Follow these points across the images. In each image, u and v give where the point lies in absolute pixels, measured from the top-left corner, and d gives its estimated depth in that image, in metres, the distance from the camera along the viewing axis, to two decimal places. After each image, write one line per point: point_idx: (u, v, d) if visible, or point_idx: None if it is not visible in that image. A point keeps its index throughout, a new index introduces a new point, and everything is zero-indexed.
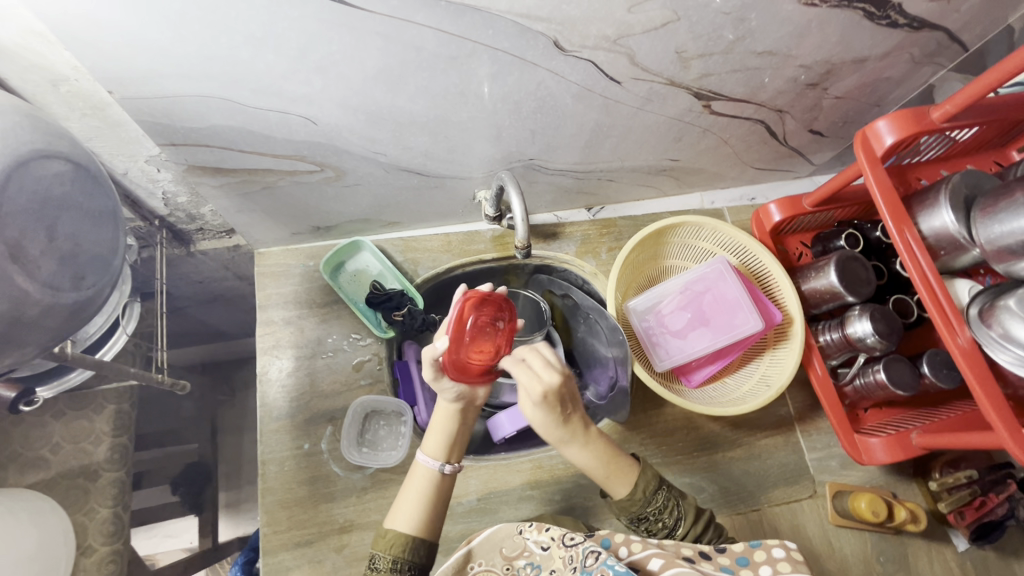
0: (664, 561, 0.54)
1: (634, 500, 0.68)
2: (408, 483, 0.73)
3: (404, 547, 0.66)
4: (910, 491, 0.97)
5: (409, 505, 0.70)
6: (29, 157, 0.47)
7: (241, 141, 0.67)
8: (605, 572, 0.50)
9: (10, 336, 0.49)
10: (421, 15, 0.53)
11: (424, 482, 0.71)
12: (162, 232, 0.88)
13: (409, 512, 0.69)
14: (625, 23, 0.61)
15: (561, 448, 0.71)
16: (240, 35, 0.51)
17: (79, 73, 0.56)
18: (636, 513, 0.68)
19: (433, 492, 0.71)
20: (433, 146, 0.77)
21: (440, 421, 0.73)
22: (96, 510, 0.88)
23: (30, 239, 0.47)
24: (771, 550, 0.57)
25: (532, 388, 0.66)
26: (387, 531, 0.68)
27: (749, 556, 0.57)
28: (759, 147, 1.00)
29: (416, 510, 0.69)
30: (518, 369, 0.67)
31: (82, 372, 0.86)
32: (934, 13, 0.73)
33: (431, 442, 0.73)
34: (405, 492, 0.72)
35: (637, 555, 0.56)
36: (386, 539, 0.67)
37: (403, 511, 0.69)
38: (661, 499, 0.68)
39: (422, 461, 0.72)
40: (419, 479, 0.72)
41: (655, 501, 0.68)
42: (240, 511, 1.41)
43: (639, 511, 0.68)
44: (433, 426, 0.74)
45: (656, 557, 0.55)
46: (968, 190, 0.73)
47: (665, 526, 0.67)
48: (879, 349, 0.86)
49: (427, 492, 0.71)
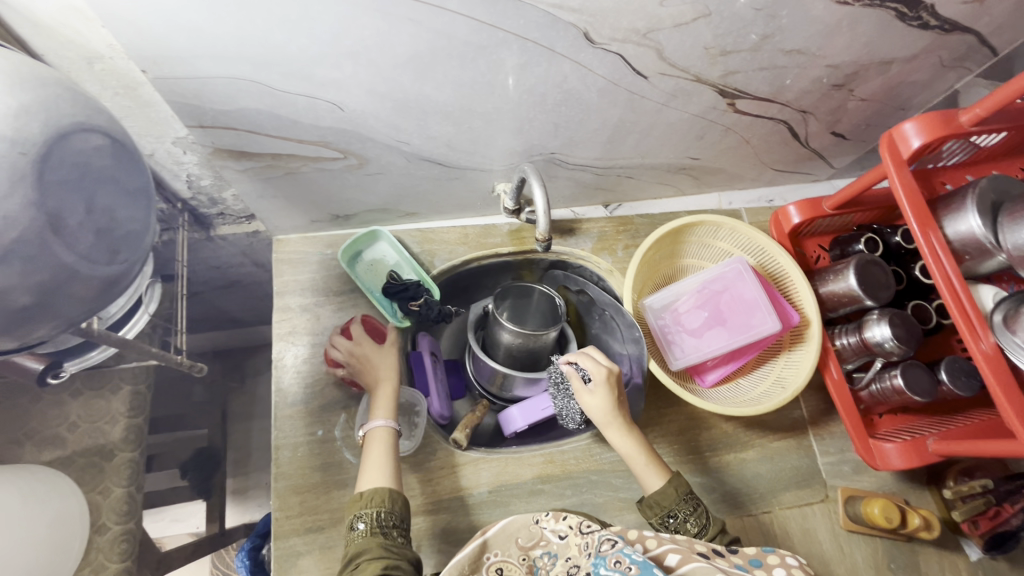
0: (682, 555, 0.54)
1: (666, 495, 0.73)
2: (367, 452, 0.76)
3: (387, 496, 0.70)
4: (923, 498, 0.96)
5: (379, 463, 0.74)
6: (69, 130, 0.47)
7: (269, 126, 0.67)
8: (621, 559, 0.51)
9: (42, 306, 0.49)
10: (454, 2, 0.53)
11: (383, 438, 0.78)
12: (184, 215, 0.88)
13: (381, 469, 0.74)
14: (656, 16, 0.61)
15: (607, 434, 0.79)
16: (276, 17, 0.52)
17: (115, 52, 0.56)
18: (668, 508, 0.72)
19: (391, 444, 0.78)
20: (456, 136, 0.77)
21: (383, 394, 0.83)
22: (110, 489, 0.89)
23: (67, 213, 0.48)
24: (783, 557, 0.59)
25: (599, 370, 0.81)
26: (364, 492, 0.71)
27: (762, 559, 0.59)
28: (780, 149, 1.00)
29: (385, 463, 0.74)
30: (585, 358, 0.82)
31: (103, 350, 0.84)
32: (965, 16, 0.73)
33: (379, 411, 0.81)
34: (369, 457, 0.76)
35: (654, 550, 0.57)
36: (366, 497, 0.70)
37: (374, 469, 0.74)
38: (689, 503, 0.73)
39: (376, 424, 0.79)
40: (379, 438, 0.77)
41: (684, 504, 0.72)
42: (248, 498, 1.41)
43: (669, 507, 0.72)
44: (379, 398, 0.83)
45: (674, 552, 0.55)
46: (994, 195, 0.72)
47: (690, 530, 0.71)
48: (897, 354, 0.86)
49: (388, 446, 0.77)
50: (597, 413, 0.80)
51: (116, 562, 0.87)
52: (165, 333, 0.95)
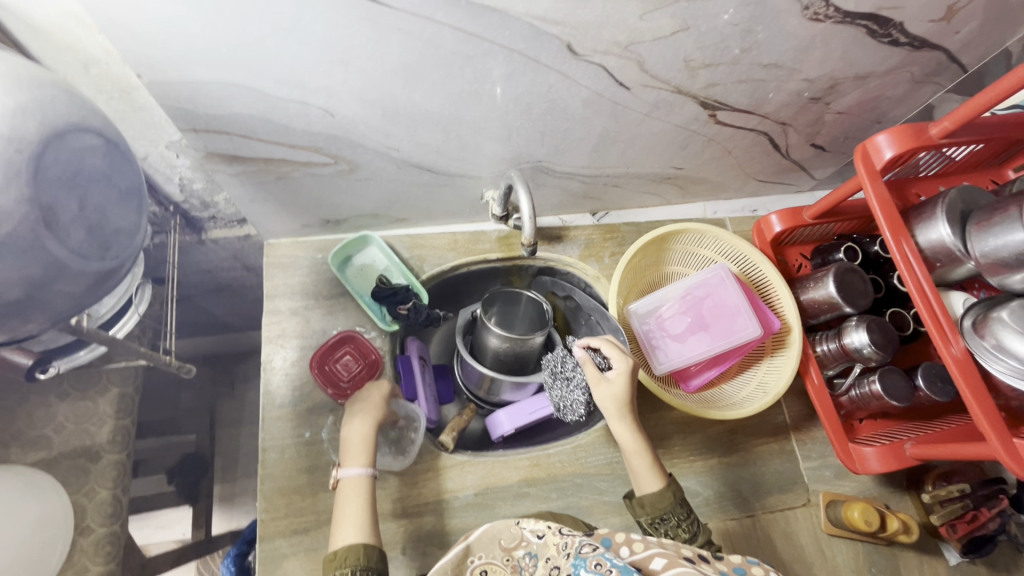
0: (667, 560, 0.53)
1: (662, 498, 0.74)
2: (341, 503, 0.74)
3: (364, 555, 0.68)
4: (903, 503, 0.97)
5: (354, 518, 0.72)
6: (66, 130, 0.49)
7: (261, 130, 0.69)
8: (602, 562, 0.51)
9: (32, 301, 0.50)
10: (442, 14, 0.56)
11: (357, 495, 0.74)
12: (175, 219, 0.88)
13: (356, 523, 0.71)
14: (637, 30, 0.63)
15: (612, 424, 0.80)
16: (269, 26, 0.54)
17: (111, 56, 0.58)
18: (660, 511, 0.73)
19: (366, 496, 0.75)
20: (445, 143, 0.79)
21: (357, 439, 0.80)
22: (95, 491, 0.89)
23: (61, 208, 0.49)
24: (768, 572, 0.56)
25: (620, 360, 0.82)
26: (337, 551, 0.68)
27: (748, 568, 0.56)
28: (762, 160, 1.03)
29: (359, 517, 0.72)
30: (609, 346, 0.84)
31: (91, 350, 0.85)
32: (934, 34, 0.76)
33: (351, 459, 0.77)
34: (342, 511, 0.73)
35: (638, 554, 0.55)
36: (340, 558, 0.67)
37: (352, 524, 0.71)
38: (682, 510, 0.73)
39: (348, 475, 0.75)
40: (353, 491, 0.74)
41: (677, 510, 0.73)
42: (235, 504, 1.40)
43: (661, 512, 0.73)
44: (349, 449, 0.79)
45: (659, 556, 0.54)
46: (964, 205, 0.75)
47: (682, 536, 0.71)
48: (875, 359, 0.88)
49: (364, 499, 0.74)
50: (609, 402, 0.81)
51: (99, 564, 0.87)
52: (154, 335, 0.96)
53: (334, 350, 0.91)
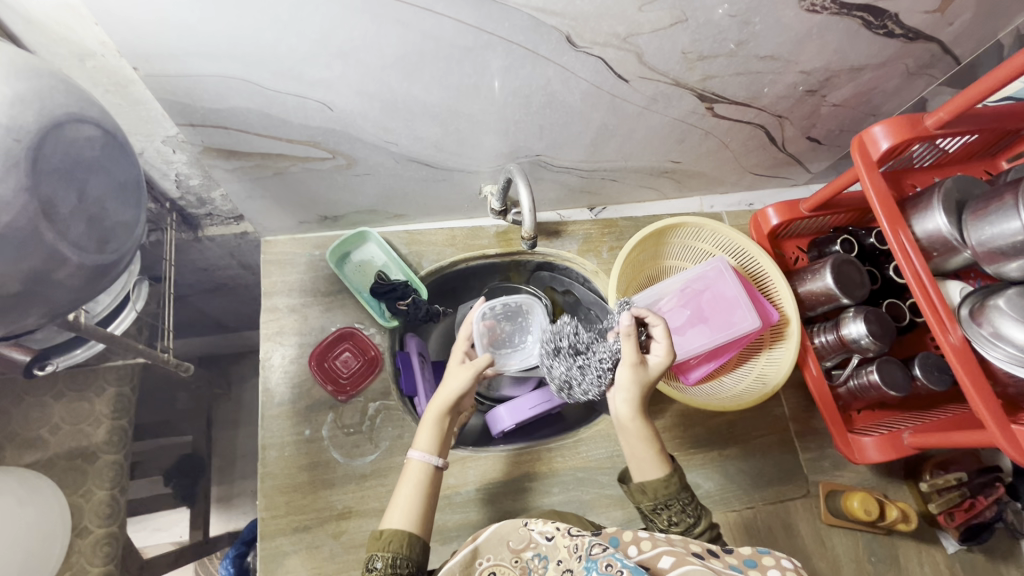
0: (676, 558, 0.53)
1: (664, 487, 0.69)
2: (400, 483, 0.71)
3: (405, 543, 0.65)
4: (901, 492, 0.98)
5: (403, 503, 0.68)
6: (63, 120, 0.48)
7: (258, 125, 0.68)
8: (613, 562, 0.50)
9: (30, 295, 0.50)
10: (441, 5, 0.55)
11: (421, 476, 0.71)
12: (172, 216, 0.89)
13: (404, 509, 0.68)
14: (635, 21, 0.63)
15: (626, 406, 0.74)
16: (267, 17, 0.53)
17: (107, 49, 0.58)
18: (662, 499, 0.69)
19: (427, 484, 0.71)
20: (443, 137, 0.79)
21: (430, 418, 0.75)
22: (93, 492, 0.87)
23: (60, 200, 0.48)
24: (780, 559, 0.55)
25: (671, 355, 0.76)
26: (382, 531, 0.65)
27: (758, 559, 0.55)
28: (758, 153, 1.03)
29: (411, 505, 0.68)
30: (664, 333, 0.77)
31: (90, 348, 0.82)
32: (928, 25, 0.76)
33: (422, 439, 0.73)
34: (398, 492, 0.70)
35: (646, 553, 0.55)
36: (384, 539, 0.64)
37: (402, 509, 0.68)
38: (686, 496, 0.69)
39: (415, 458, 0.72)
40: (412, 475, 0.71)
41: (681, 495, 0.69)
42: (232, 505, 1.39)
43: (664, 498, 0.69)
44: (426, 423, 0.75)
45: (667, 555, 0.54)
46: (959, 195, 0.76)
47: (683, 521, 0.67)
48: (873, 350, 0.88)
49: (421, 487, 0.70)
50: (634, 381, 0.74)
51: (98, 565, 0.85)
52: (151, 334, 0.95)
53: (332, 347, 0.92)
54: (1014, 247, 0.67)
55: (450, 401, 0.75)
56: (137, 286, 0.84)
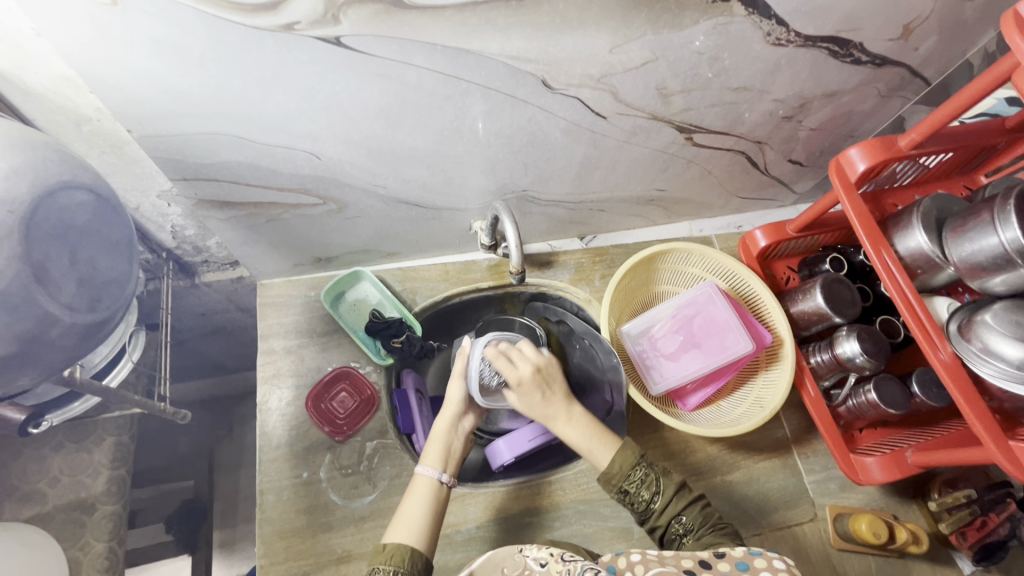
0: None
1: (615, 471, 0.73)
2: (407, 499, 0.74)
3: (406, 557, 0.65)
4: (912, 513, 0.96)
5: (411, 519, 0.70)
6: (56, 188, 0.51)
7: (249, 176, 0.71)
8: None
9: (26, 355, 0.52)
10: (419, 58, 0.58)
11: (425, 492, 0.74)
12: (169, 264, 0.93)
13: (412, 527, 0.69)
14: (607, 63, 0.66)
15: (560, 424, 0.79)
16: (252, 77, 0.56)
17: (102, 114, 0.61)
18: (619, 484, 0.73)
19: (431, 499, 0.73)
20: (431, 179, 0.81)
21: (439, 435, 0.80)
22: (91, 544, 0.90)
23: (52, 263, 0.51)
24: (772, 560, 0.54)
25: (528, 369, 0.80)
26: (386, 544, 0.66)
27: (750, 561, 0.54)
28: (742, 177, 1.05)
29: (416, 522, 0.70)
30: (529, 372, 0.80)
31: (85, 401, 0.86)
32: (894, 51, 0.79)
33: (430, 456, 0.78)
34: (404, 508, 0.72)
35: None
36: (387, 552, 0.65)
37: (404, 525, 0.69)
38: (639, 474, 0.72)
39: (422, 472, 0.75)
40: (419, 489, 0.74)
41: (633, 476, 0.72)
42: (236, 551, 1.32)
43: (620, 481, 0.73)
44: (433, 440, 0.80)
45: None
46: (939, 212, 0.77)
47: (642, 500, 0.71)
48: (869, 368, 0.88)
49: (426, 502, 0.73)
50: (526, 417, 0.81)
51: None
52: (149, 381, 0.97)
53: (330, 388, 0.93)
54: (994, 261, 0.68)
55: (457, 412, 0.82)
56: (132, 337, 0.87)
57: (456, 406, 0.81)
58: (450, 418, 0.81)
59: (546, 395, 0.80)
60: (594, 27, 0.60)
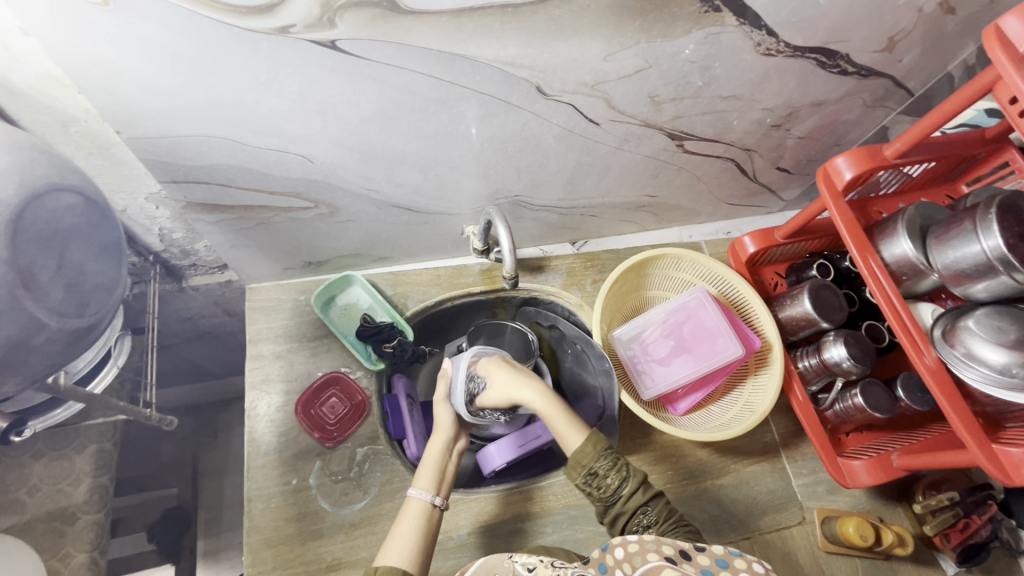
0: None
1: (582, 454, 0.73)
2: (399, 522, 0.72)
3: None
4: (897, 515, 0.98)
5: (401, 544, 0.69)
6: (45, 190, 0.50)
7: (239, 179, 0.70)
8: None
9: (11, 361, 0.51)
10: (414, 63, 0.58)
11: (417, 517, 0.72)
12: (156, 268, 0.91)
13: (401, 550, 0.68)
14: (601, 70, 0.66)
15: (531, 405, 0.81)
16: (246, 80, 0.55)
17: (90, 115, 0.60)
18: (589, 467, 0.72)
19: (423, 523, 0.72)
20: (424, 183, 0.81)
21: (429, 461, 0.79)
22: (71, 555, 0.91)
23: (39, 268, 0.50)
24: (751, 561, 0.52)
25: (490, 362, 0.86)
26: (377, 567, 0.65)
27: (730, 560, 0.52)
28: (731, 184, 1.06)
29: (408, 547, 0.68)
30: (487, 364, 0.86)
31: (68, 408, 0.83)
32: (879, 62, 0.81)
33: (422, 479, 0.76)
34: (396, 531, 0.71)
35: None
36: (378, 573, 0.64)
37: (394, 549, 0.68)
38: (609, 459, 0.72)
39: (413, 495, 0.74)
40: (411, 513, 0.73)
41: (604, 459, 0.72)
42: (220, 560, 1.29)
43: (591, 464, 0.72)
44: (424, 465, 0.78)
45: None
46: (922, 221, 0.79)
47: (609, 483, 0.71)
48: (855, 372, 0.89)
49: (420, 525, 0.72)
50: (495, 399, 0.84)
51: None
52: (134, 388, 0.95)
53: (318, 394, 0.92)
54: (977, 268, 0.69)
55: (447, 442, 0.81)
56: (116, 342, 0.85)
57: (446, 431, 0.82)
58: (445, 440, 0.81)
59: (515, 374, 0.85)
60: (588, 35, 0.60)
